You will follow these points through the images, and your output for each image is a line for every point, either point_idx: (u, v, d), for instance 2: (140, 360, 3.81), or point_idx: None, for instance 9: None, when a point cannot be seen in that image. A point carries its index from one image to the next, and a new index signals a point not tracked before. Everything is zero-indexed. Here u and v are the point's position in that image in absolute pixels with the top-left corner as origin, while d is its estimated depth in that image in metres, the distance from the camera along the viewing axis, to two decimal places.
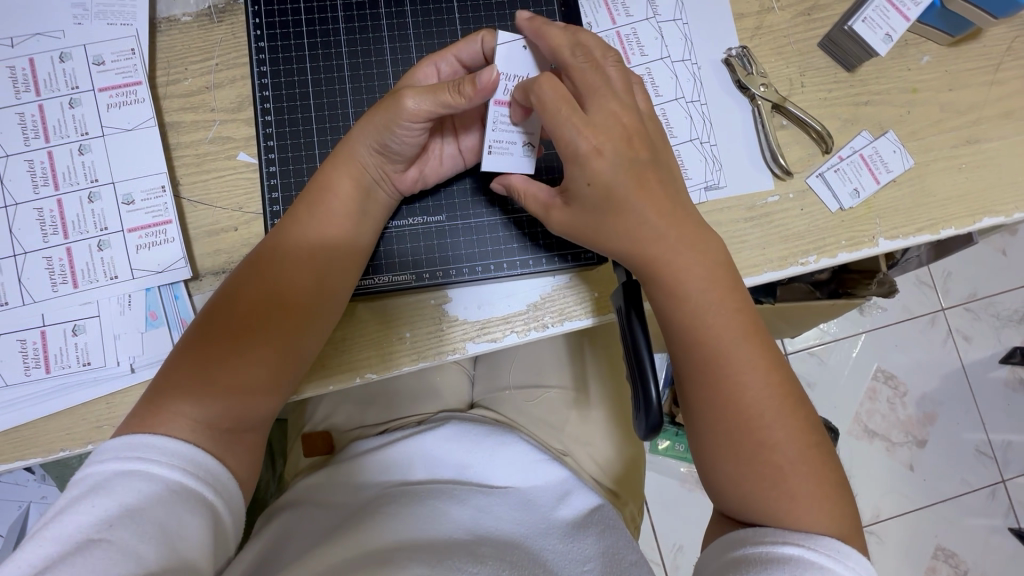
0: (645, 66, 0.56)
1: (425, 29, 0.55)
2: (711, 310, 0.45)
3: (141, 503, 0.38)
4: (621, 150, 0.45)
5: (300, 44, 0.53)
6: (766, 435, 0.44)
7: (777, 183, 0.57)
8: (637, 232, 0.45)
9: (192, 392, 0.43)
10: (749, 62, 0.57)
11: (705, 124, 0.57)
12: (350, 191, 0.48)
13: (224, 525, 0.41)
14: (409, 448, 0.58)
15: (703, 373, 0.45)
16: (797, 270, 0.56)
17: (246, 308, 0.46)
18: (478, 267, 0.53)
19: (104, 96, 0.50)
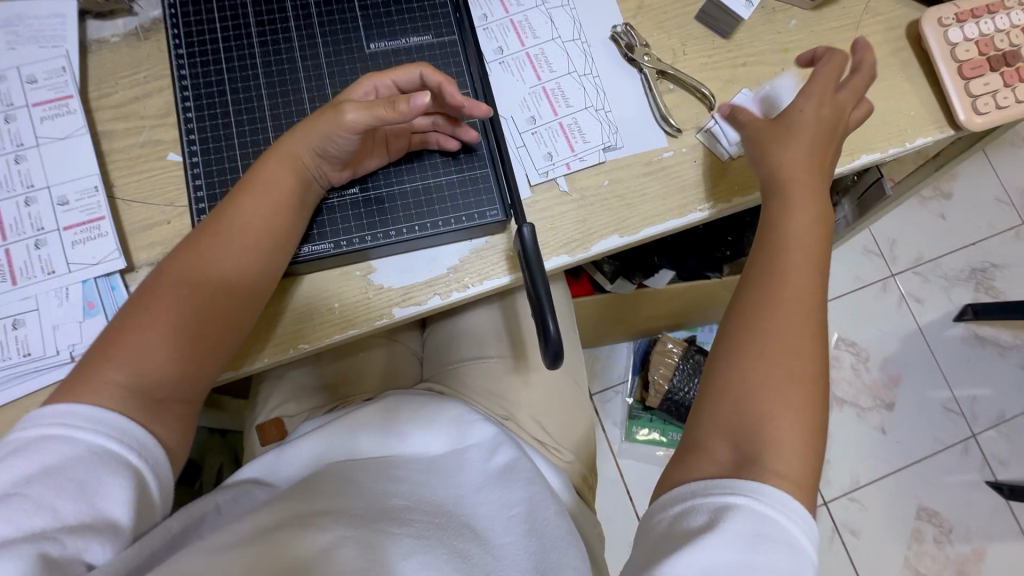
0: (538, 47, 0.62)
1: (327, 12, 0.57)
2: (806, 240, 0.49)
3: (60, 465, 0.40)
4: (831, 104, 0.54)
5: (213, 40, 0.56)
6: (786, 361, 0.45)
7: (670, 141, 0.62)
8: (793, 159, 0.52)
9: (130, 368, 0.45)
10: (633, 37, 0.63)
11: (599, 93, 0.62)
12: (291, 183, 0.50)
13: (151, 489, 0.43)
14: (349, 422, 0.59)
15: (767, 286, 0.48)
16: (697, 217, 0.61)
17: (190, 297, 0.48)
18: (393, 231, 0.54)
19: (39, 110, 0.54)
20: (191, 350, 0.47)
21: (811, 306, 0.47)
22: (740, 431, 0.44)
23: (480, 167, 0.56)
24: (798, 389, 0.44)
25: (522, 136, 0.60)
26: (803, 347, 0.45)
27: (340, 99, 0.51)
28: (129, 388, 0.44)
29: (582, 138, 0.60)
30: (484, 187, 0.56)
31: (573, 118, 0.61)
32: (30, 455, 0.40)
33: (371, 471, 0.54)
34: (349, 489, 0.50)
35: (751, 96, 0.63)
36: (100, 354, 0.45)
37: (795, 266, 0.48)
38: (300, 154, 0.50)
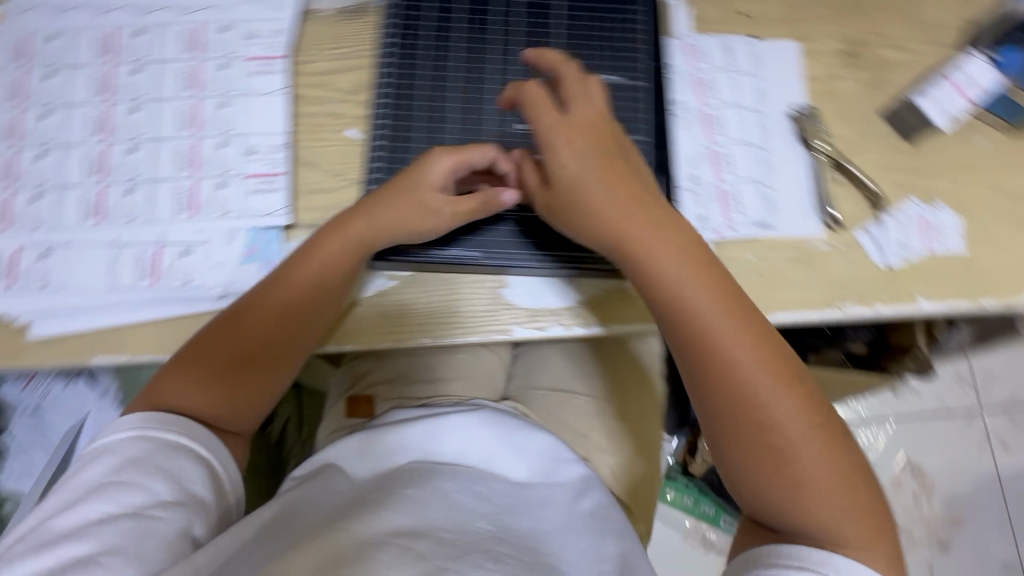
0: (717, 109, 0.62)
1: (530, 32, 0.59)
2: (680, 278, 0.48)
3: (142, 457, 0.46)
4: (586, 139, 0.50)
5: (422, 34, 0.58)
6: (779, 424, 0.47)
7: (826, 232, 0.60)
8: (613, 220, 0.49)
9: (184, 379, 0.50)
10: (815, 119, 0.63)
11: (766, 168, 0.61)
12: (337, 250, 0.52)
13: (217, 477, 0.50)
14: (446, 424, 0.61)
15: (697, 368, 0.48)
16: (836, 315, 0.59)
17: (249, 324, 0.52)
18: (537, 255, 0.57)
19: (251, 64, 0.59)
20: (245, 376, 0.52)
21: (762, 364, 0.47)
22: (774, 517, 0.47)
23: None
24: (803, 456, 0.46)
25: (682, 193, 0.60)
26: (790, 402, 0.47)
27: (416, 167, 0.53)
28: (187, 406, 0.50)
29: (740, 210, 0.60)
30: None
31: (736, 187, 0.60)
32: (115, 452, 0.46)
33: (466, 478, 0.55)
34: (439, 497, 0.51)
35: (922, 208, 0.61)
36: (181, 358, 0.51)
37: (731, 347, 0.47)
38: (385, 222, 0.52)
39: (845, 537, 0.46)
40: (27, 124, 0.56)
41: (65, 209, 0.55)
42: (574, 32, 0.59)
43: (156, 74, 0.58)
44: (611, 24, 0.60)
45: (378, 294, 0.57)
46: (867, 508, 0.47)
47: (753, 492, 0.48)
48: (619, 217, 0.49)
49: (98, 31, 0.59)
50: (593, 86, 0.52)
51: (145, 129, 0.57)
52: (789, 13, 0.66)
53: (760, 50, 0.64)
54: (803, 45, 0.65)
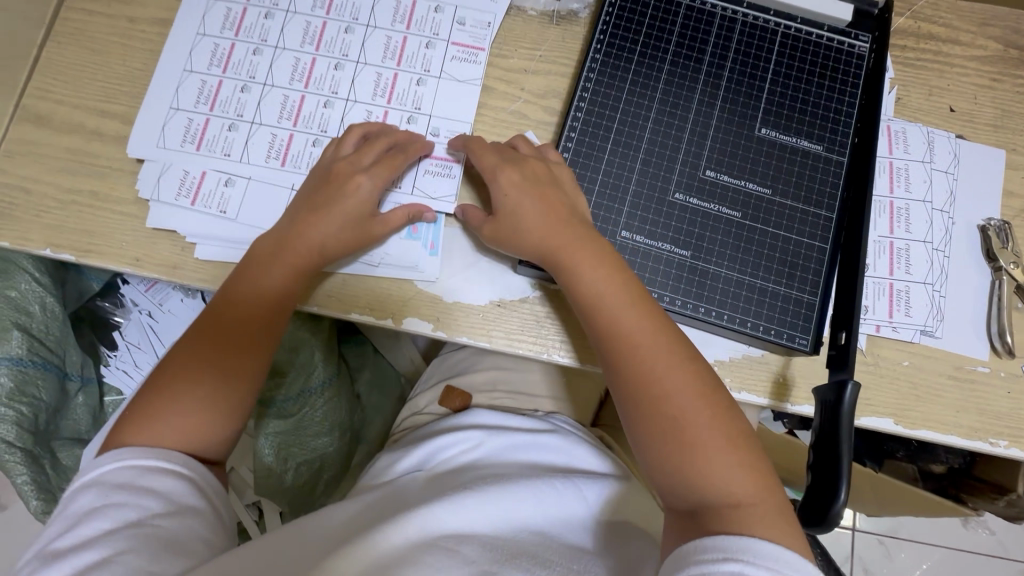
0: (905, 201, 0.59)
1: (737, 77, 0.57)
2: (588, 275, 0.49)
3: (129, 480, 0.44)
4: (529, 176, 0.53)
5: (631, 54, 0.57)
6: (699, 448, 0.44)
7: (992, 357, 0.57)
8: (555, 241, 0.51)
9: (181, 384, 0.48)
10: (1007, 238, 0.58)
11: (942, 274, 0.58)
12: (300, 242, 0.52)
13: (206, 484, 0.47)
14: (516, 436, 0.61)
15: (638, 394, 0.47)
16: (982, 447, 0.55)
17: (224, 310, 0.51)
18: (699, 307, 0.53)
19: (455, 49, 0.60)
20: (196, 363, 0.49)
21: (679, 367, 0.47)
22: (687, 496, 0.44)
23: (809, 293, 0.53)
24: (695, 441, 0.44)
25: None
26: (699, 406, 0.45)
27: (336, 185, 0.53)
28: (167, 422, 0.47)
29: (905, 310, 0.57)
30: (805, 313, 0.53)
31: (906, 286, 0.57)
32: (99, 481, 0.44)
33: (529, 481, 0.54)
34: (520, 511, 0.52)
35: None
36: (181, 354, 0.50)
37: (625, 323, 0.48)
38: (323, 237, 0.52)
39: (750, 526, 0.42)
40: (237, 57, 0.59)
41: (253, 146, 0.57)
42: (785, 87, 0.57)
43: (364, 37, 0.59)
44: (823, 90, 0.57)
45: (519, 301, 0.56)
46: (787, 524, 0.43)
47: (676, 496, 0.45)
48: (543, 236, 0.51)
49: None
50: (551, 151, 0.55)
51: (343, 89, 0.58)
52: (1002, 120, 0.62)
53: (962, 150, 0.61)
54: (1010, 156, 0.61)
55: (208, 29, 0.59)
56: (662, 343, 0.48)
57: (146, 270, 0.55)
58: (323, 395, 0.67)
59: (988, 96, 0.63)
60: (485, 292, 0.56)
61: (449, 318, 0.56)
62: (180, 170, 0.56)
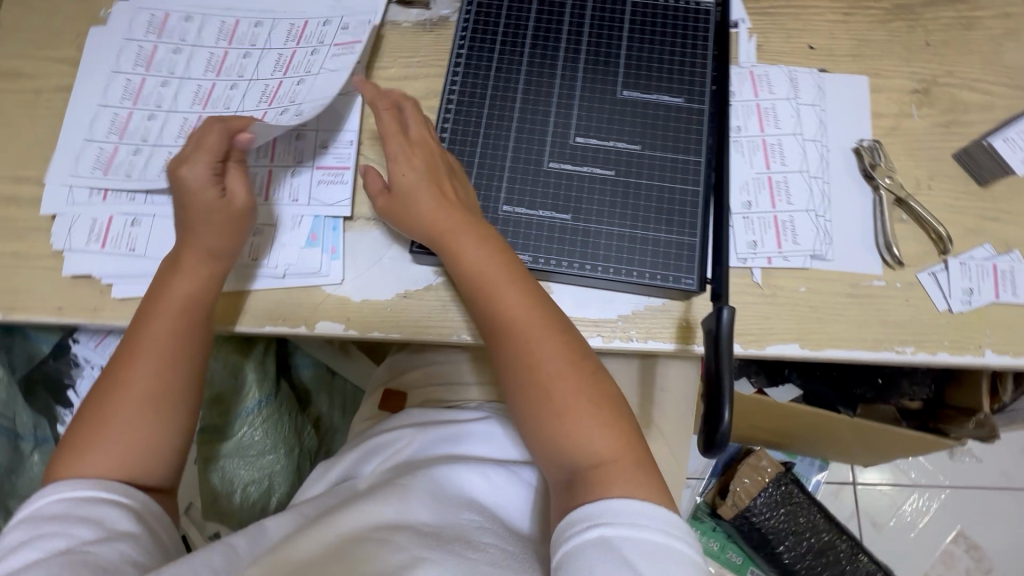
0: (776, 137, 0.62)
1: (594, 49, 0.60)
2: (474, 253, 0.51)
3: (61, 512, 0.44)
4: (425, 160, 0.54)
5: (492, 44, 0.61)
6: (575, 413, 0.47)
7: (885, 270, 0.58)
8: (442, 221, 0.52)
9: (105, 412, 0.49)
10: (879, 155, 0.60)
11: (824, 200, 0.60)
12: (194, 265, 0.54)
13: (144, 512, 0.47)
14: (453, 428, 0.61)
15: (524, 364, 0.48)
16: (890, 356, 0.56)
17: (136, 340, 0.51)
18: (587, 265, 0.55)
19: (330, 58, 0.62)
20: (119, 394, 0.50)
21: (557, 338, 0.49)
22: (567, 459, 0.46)
23: (688, 235, 0.55)
24: (579, 403, 0.47)
25: (732, 217, 0.59)
26: (573, 372, 0.48)
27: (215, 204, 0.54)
28: (97, 452, 0.48)
29: (793, 239, 0.59)
30: (687, 255, 0.55)
31: (790, 216, 0.59)
32: (31, 518, 0.44)
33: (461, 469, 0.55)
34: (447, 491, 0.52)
35: (1001, 259, 0.58)
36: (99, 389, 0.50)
37: (509, 297, 0.50)
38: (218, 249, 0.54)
39: (617, 487, 0.44)
40: (132, 107, 0.63)
41: (153, 184, 0.60)
42: (641, 50, 0.60)
43: (258, 60, 0.63)
44: (676, 47, 0.60)
45: (424, 288, 0.59)
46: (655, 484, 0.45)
47: (554, 461, 0.47)
48: (433, 217, 0.53)
49: (202, 30, 0.65)
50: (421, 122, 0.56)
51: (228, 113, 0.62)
52: (860, 49, 0.65)
53: (826, 82, 0.64)
54: (872, 80, 0.64)
55: (103, 87, 0.64)
56: (545, 316, 0.50)
57: (68, 316, 0.58)
58: (260, 415, 0.70)
59: (843, 29, 0.66)
60: (390, 285, 0.59)
61: (359, 315, 0.58)
62: (89, 218, 0.60)
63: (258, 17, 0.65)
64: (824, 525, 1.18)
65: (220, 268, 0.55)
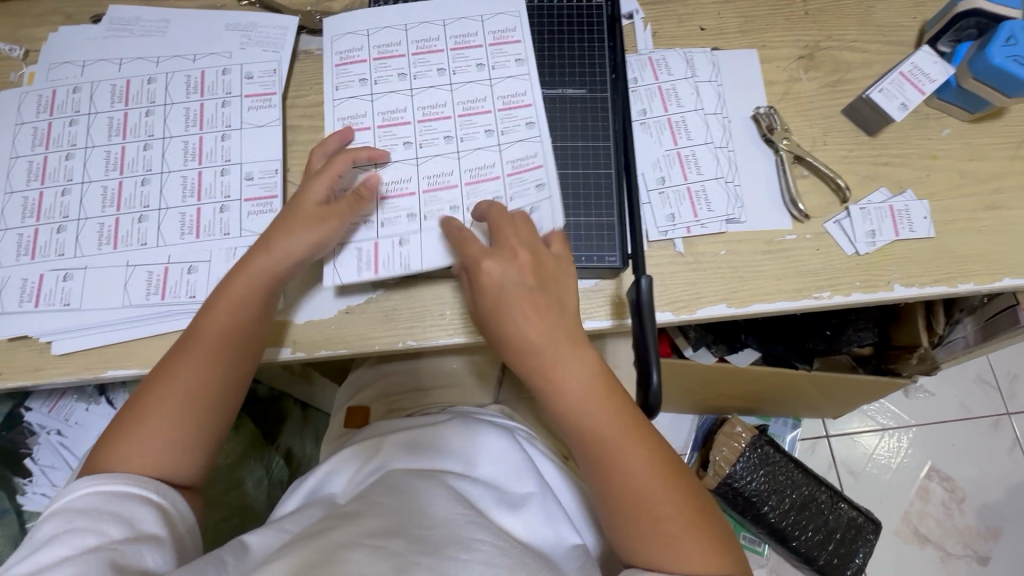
0: (681, 114, 0.65)
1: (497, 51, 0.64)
2: (550, 345, 0.51)
3: (95, 506, 0.45)
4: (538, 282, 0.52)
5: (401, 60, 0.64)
6: (634, 494, 0.49)
7: (795, 225, 0.62)
8: (518, 329, 0.51)
9: (149, 411, 0.50)
10: (775, 120, 0.65)
11: (731, 167, 0.64)
12: (255, 284, 0.54)
13: (173, 516, 0.48)
14: (416, 433, 0.63)
15: (586, 438, 0.50)
16: (810, 303, 0.60)
17: (203, 332, 0.53)
18: None
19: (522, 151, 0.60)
20: (170, 404, 0.51)
21: (620, 410, 0.50)
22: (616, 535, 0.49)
23: (607, 215, 0.59)
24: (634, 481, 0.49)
25: (650, 194, 0.63)
26: (637, 449, 0.49)
27: (271, 236, 0.55)
28: (143, 447, 0.49)
29: (707, 206, 0.62)
30: (608, 233, 0.58)
31: (702, 186, 0.63)
32: (63, 512, 0.45)
33: (435, 481, 0.57)
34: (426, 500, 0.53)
35: (897, 200, 0.62)
36: (150, 392, 0.51)
37: (575, 373, 0.50)
38: (282, 268, 0.55)
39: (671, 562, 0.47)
40: (52, 166, 0.63)
41: (83, 238, 0.60)
42: (542, 50, 0.64)
43: (165, 115, 0.65)
44: (573, 42, 0.64)
45: (365, 301, 0.60)
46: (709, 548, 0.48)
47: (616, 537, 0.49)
48: (531, 334, 0.51)
49: (115, 81, 0.66)
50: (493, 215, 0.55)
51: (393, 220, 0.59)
52: (746, 25, 0.70)
53: (719, 59, 0.68)
54: (761, 52, 0.69)
55: (20, 151, 0.64)
56: (609, 400, 0.50)
57: (10, 380, 0.58)
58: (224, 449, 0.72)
59: (729, 9, 0.70)
60: (331, 302, 0.60)
61: (304, 337, 0.59)
62: (19, 280, 0.60)
63: (149, 73, 0.66)
64: (802, 479, 1.22)
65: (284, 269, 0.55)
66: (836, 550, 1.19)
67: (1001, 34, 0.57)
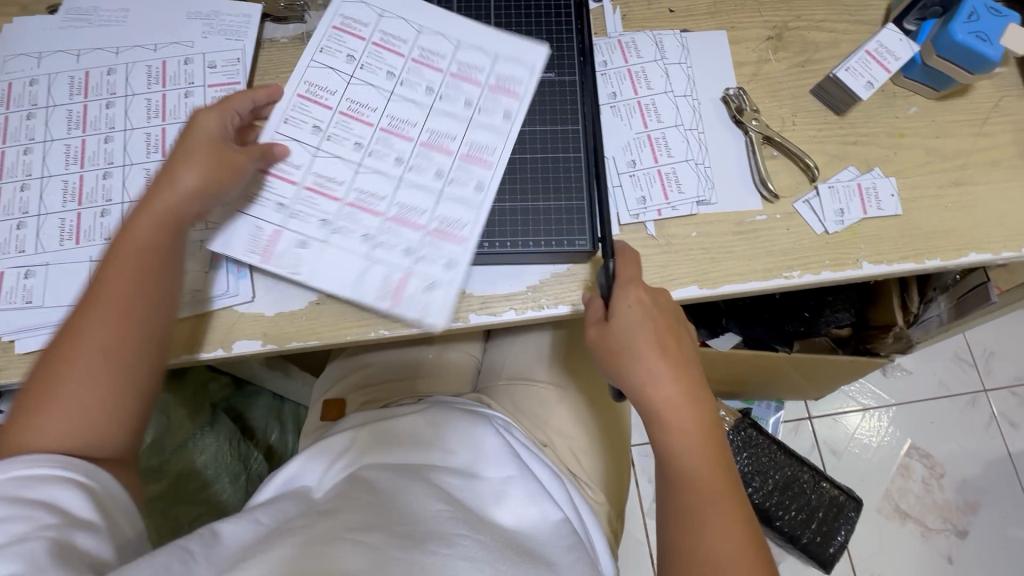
0: (650, 97, 0.65)
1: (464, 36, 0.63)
2: (679, 375, 0.52)
3: (20, 489, 0.42)
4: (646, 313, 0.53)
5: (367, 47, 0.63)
6: (704, 525, 0.48)
7: (765, 205, 0.63)
8: (666, 364, 0.52)
9: (57, 377, 0.48)
10: (745, 101, 0.65)
11: (701, 149, 0.64)
12: (152, 228, 0.52)
13: (102, 498, 0.46)
14: (389, 425, 0.63)
15: (668, 463, 0.51)
16: (781, 283, 0.60)
17: (102, 288, 0.51)
18: (486, 243, 0.58)
19: (471, 159, 0.60)
20: (77, 364, 0.49)
21: (701, 440, 0.51)
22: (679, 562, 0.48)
23: (577, 199, 0.59)
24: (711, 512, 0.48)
25: (620, 177, 0.63)
26: (712, 475, 0.50)
27: (168, 174, 0.54)
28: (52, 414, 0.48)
29: (678, 188, 0.62)
30: (578, 218, 0.59)
31: (672, 168, 0.63)
32: None
33: (415, 476, 0.56)
34: (404, 498, 0.53)
35: (864, 178, 0.63)
36: (55, 355, 0.49)
37: (667, 395, 0.51)
38: (184, 206, 0.53)
39: None
40: (9, 160, 0.62)
41: (44, 234, 0.59)
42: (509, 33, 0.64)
43: (126, 107, 0.63)
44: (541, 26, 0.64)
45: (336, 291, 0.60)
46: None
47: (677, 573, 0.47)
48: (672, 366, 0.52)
49: (73, 73, 0.64)
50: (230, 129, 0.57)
51: (324, 217, 0.58)
52: (715, 6, 0.70)
53: (688, 41, 0.68)
54: (729, 33, 0.69)
55: None
56: (694, 426, 0.51)
57: None
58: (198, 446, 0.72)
59: None
60: (301, 294, 0.60)
61: (275, 329, 0.59)
62: None
63: (109, 64, 0.64)
64: (785, 460, 1.23)
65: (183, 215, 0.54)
66: (819, 529, 1.21)
67: (962, 12, 0.58)
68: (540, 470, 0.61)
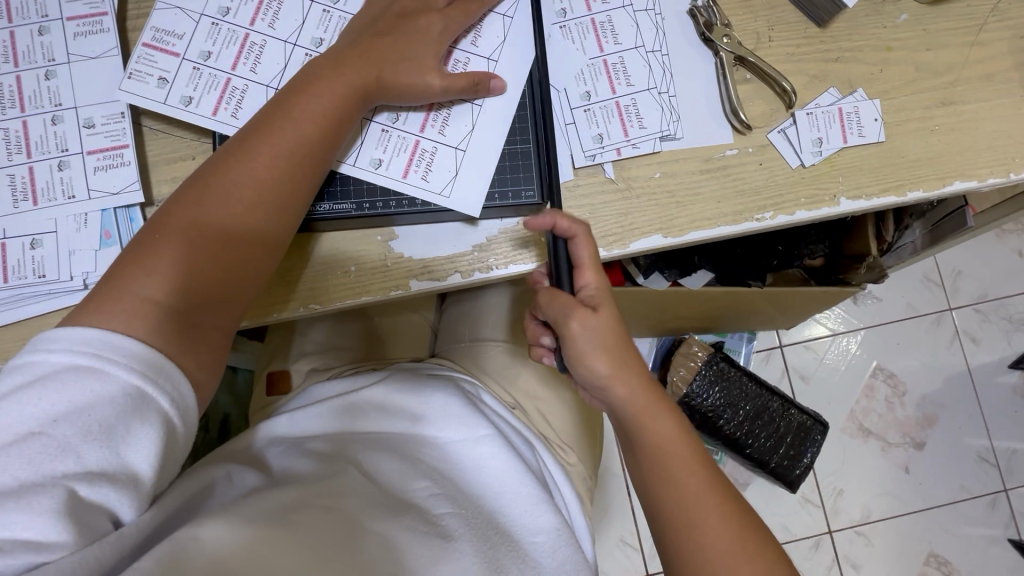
0: (606, 13, 0.56)
1: None
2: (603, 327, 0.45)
3: (88, 403, 0.36)
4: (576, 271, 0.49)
5: None
6: (668, 469, 0.44)
7: (736, 138, 0.56)
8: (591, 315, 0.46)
9: (158, 248, 0.43)
10: (715, 13, 0.56)
11: (664, 74, 0.56)
12: (325, 95, 0.47)
13: (175, 432, 0.39)
14: (348, 399, 0.57)
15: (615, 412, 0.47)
16: (752, 226, 0.55)
17: (238, 153, 0.45)
18: (420, 200, 0.51)
19: (424, 125, 0.51)
20: (183, 232, 0.44)
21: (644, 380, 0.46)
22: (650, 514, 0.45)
23: (521, 142, 0.52)
24: (672, 449, 0.44)
25: (573, 112, 0.55)
26: (659, 414, 0.45)
27: (369, 42, 0.48)
28: (143, 282, 0.41)
29: (638, 123, 0.55)
30: (524, 164, 0.52)
31: (632, 99, 0.55)
32: (58, 387, 0.36)
33: (380, 448, 0.53)
34: (357, 468, 0.49)
35: (847, 102, 0.56)
36: (167, 222, 0.44)
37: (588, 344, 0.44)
38: (367, 84, 0.47)
39: (700, 535, 0.41)
40: None
41: None
42: None
43: None
44: None
45: None
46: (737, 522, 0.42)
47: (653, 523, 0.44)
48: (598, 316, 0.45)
49: None
50: None
51: (185, 41, 0.50)
52: None
53: None
54: None
55: None
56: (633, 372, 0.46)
57: None
58: None
59: None
60: None
61: None
62: None
63: None
64: (755, 391, 1.23)
65: (351, 88, 0.47)
66: (787, 453, 1.24)
67: None
68: (518, 442, 0.57)
